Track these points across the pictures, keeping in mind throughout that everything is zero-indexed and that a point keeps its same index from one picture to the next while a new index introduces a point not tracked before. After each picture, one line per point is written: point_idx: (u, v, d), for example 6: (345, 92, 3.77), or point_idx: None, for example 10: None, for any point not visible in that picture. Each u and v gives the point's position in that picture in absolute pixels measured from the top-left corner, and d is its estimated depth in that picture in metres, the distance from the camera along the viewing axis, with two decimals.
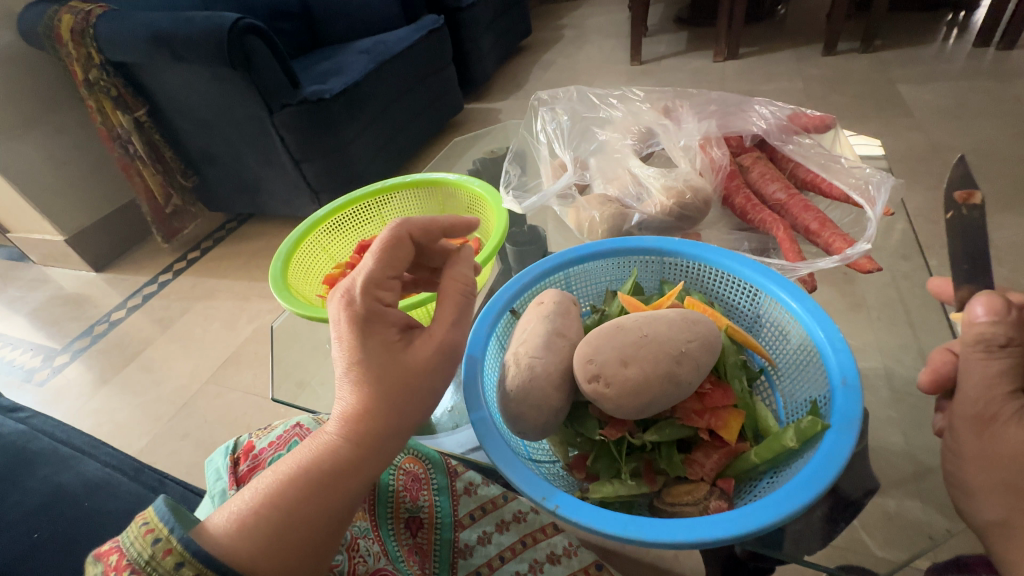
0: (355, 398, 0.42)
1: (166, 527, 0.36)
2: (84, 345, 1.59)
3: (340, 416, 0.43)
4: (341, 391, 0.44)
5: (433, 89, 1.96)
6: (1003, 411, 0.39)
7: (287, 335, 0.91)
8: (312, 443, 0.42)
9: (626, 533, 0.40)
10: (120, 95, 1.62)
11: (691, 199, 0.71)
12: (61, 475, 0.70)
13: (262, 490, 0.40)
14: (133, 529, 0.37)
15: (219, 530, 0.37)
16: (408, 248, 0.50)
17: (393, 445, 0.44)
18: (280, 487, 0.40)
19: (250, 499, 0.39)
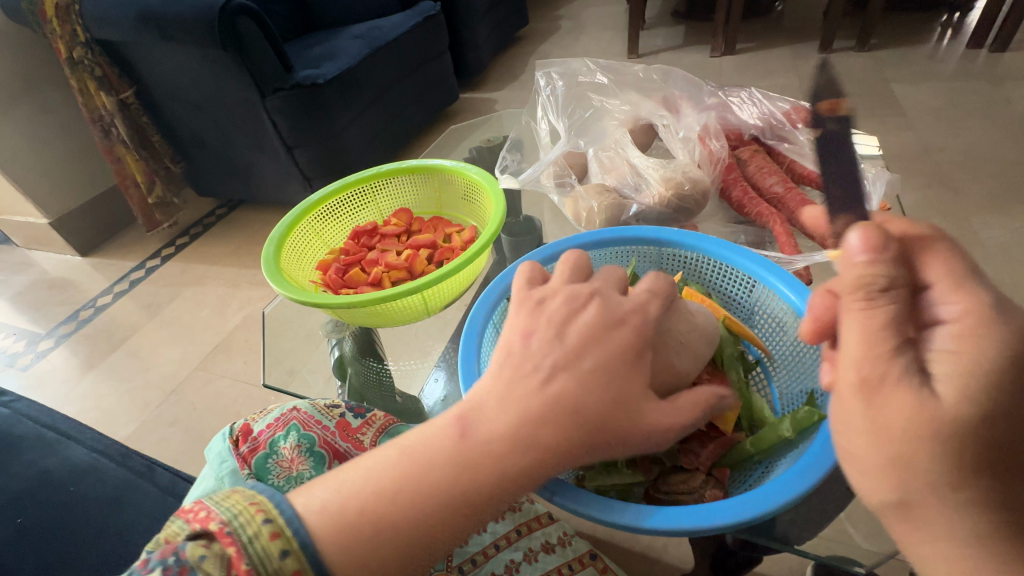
0: (511, 418, 0.35)
1: (276, 509, 0.34)
2: (69, 330, 1.56)
3: (489, 435, 0.35)
4: (505, 406, 0.36)
5: (429, 78, 1.94)
6: (892, 371, 0.31)
7: (279, 322, 0.89)
8: (449, 453, 0.35)
9: (625, 519, 0.40)
10: (105, 75, 1.59)
11: (689, 191, 0.71)
12: (47, 461, 0.69)
13: (381, 490, 0.34)
14: (238, 501, 0.35)
15: (327, 517, 0.34)
16: (646, 280, 0.45)
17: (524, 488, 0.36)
18: (397, 497, 0.34)
19: (367, 489, 0.35)
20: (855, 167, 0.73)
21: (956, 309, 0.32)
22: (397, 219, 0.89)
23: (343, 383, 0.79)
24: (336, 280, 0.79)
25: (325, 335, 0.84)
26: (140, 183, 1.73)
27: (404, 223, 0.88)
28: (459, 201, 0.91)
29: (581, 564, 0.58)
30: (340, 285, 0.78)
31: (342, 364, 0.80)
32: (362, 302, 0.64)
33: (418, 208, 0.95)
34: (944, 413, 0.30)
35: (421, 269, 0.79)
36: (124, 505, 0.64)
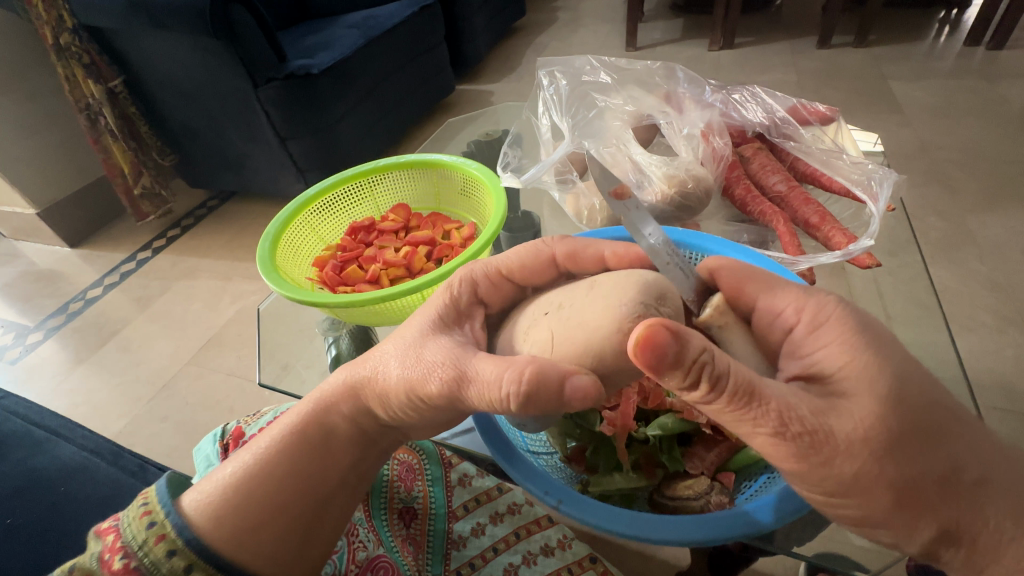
0: (352, 384, 0.44)
1: (161, 512, 0.41)
2: (58, 323, 1.53)
3: (337, 398, 0.45)
4: (345, 376, 0.45)
5: (425, 69, 1.91)
6: (798, 412, 0.34)
7: (275, 317, 0.88)
8: (313, 417, 0.45)
9: (639, 532, 0.40)
10: (93, 63, 1.55)
11: (692, 188, 0.71)
12: (36, 459, 0.68)
13: (259, 460, 0.44)
14: (132, 510, 0.42)
15: (208, 511, 0.42)
16: (547, 272, 0.50)
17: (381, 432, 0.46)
18: (273, 459, 0.44)
19: (248, 467, 0.44)
20: (864, 165, 0.72)
21: (809, 316, 0.39)
22: (395, 216, 0.87)
23: None
24: (333, 277, 0.77)
25: (322, 331, 0.82)
26: (127, 173, 1.69)
27: (402, 218, 0.87)
28: (457, 197, 0.90)
29: (581, 568, 0.58)
30: (338, 282, 0.77)
31: (340, 364, 0.76)
32: (360, 302, 0.63)
33: (416, 203, 0.93)
34: (868, 414, 0.33)
35: (419, 266, 0.78)
36: (117, 504, 0.63)
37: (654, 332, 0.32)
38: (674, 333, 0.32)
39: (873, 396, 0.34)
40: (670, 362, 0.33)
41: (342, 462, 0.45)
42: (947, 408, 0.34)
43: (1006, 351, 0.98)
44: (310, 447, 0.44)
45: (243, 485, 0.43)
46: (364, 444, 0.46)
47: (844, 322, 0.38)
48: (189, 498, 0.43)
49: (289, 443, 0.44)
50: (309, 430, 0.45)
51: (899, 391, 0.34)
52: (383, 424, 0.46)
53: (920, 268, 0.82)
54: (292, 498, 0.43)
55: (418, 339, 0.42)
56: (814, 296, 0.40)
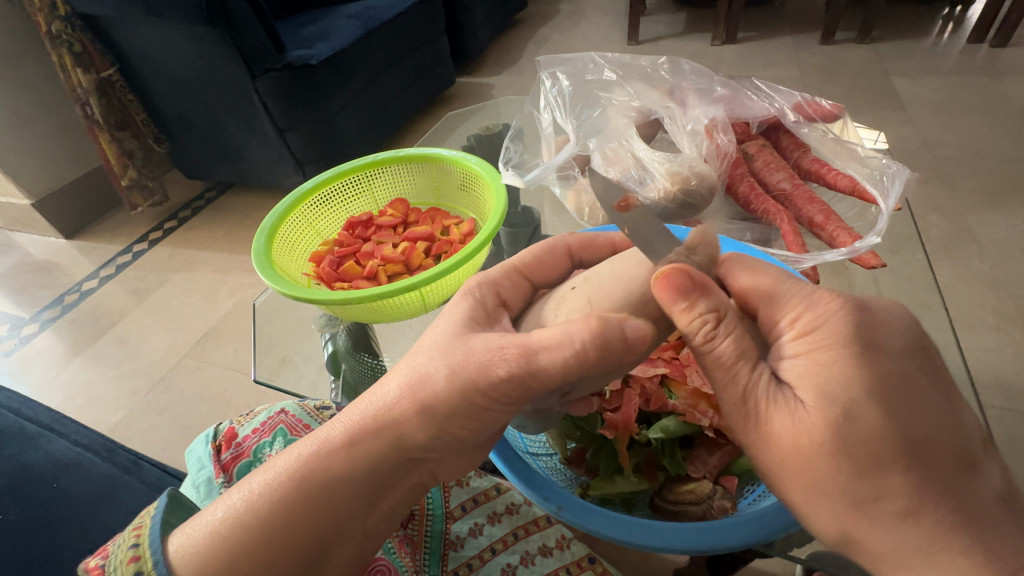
0: (370, 419, 0.41)
1: (148, 558, 0.40)
2: (54, 314, 1.52)
3: (347, 437, 0.41)
4: (358, 413, 0.42)
5: (425, 61, 1.89)
6: (757, 395, 0.37)
7: (271, 311, 0.86)
8: (317, 458, 0.41)
9: (635, 539, 0.42)
10: (85, 52, 1.53)
11: (696, 186, 0.69)
12: (29, 455, 0.67)
13: (256, 502, 0.41)
14: (122, 549, 0.41)
15: (197, 556, 0.40)
16: (563, 262, 0.51)
17: (397, 470, 0.42)
18: (268, 507, 0.40)
19: (241, 510, 0.41)
20: (880, 159, 0.72)
21: (802, 324, 0.37)
22: (393, 210, 0.86)
23: (337, 379, 0.76)
24: (329, 272, 0.76)
25: (318, 327, 0.82)
26: (115, 165, 1.66)
27: (400, 213, 0.86)
28: (456, 191, 0.89)
29: (579, 568, 0.57)
30: (335, 277, 0.76)
31: (337, 360, 0.77)
32: (357, 298, 0.62)
33: (415, 198, 0.92)
34: (809, 423, 0.34)
35: (417, 262, 0.77)
36: (109, 501, 0.63)
37: (676, 275, 0.37)
38: (695, 280, 0.37)
39: (822, 412, 0.34)
40: (685, 303, 0.37)
41: (354, 503, 0.42)
42: (911, 442, 0.33)
43: (1005, 350, 0.98)
44: (319, 490, 0.41)
45: (240, 524, 0.40)
46: (381, 482, 0.42)
47: (836, 335, 0.35)
48: (176, 541, 0.41)
49: (293, 485, 0.41)
50: (308, 476, 0.41)
51: (854, 415, 0.33)
52: (406, 460, 0.42)
53: (922, 267, 0.81)
54: (293, 545, 0.40)
55: (452, 344, 0.40)
56: (820, 297, 0.38)
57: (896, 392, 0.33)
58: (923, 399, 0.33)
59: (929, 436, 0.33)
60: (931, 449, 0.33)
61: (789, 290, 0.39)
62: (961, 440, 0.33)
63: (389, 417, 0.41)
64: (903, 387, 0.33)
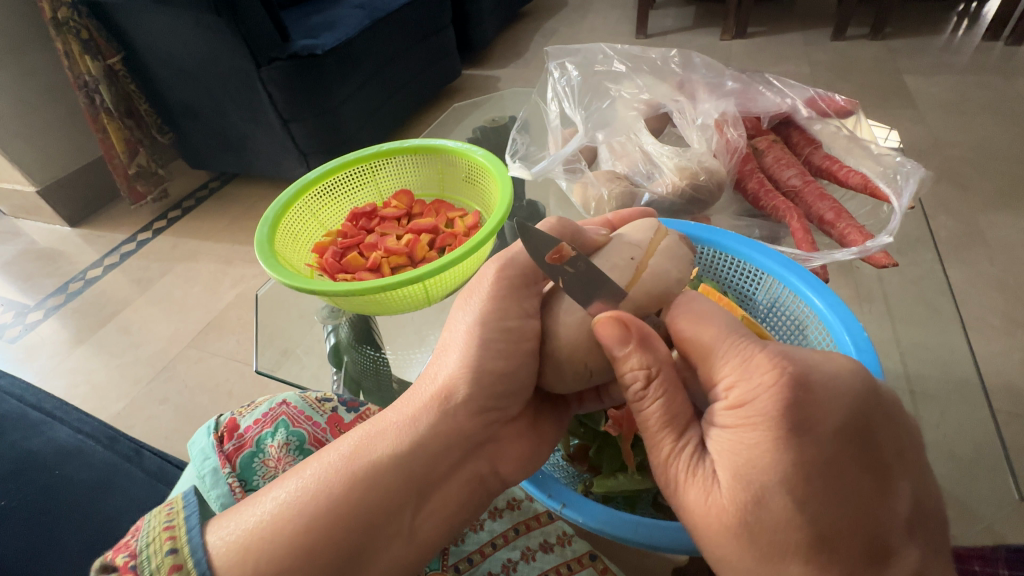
0: (435, 395, 0.44)
1: (184, 535, 0.38)
2: (58, 302, 1.52)
3: (407, 416, 0.43)
4: (421, 393, 0.44)
5: (432, 52, 1.87)
6: (679, 461, 0.37)
7: (273, 303, 0.86)
8: (379, 435, 0.43)
9: (637, 536, 0.43)
10: (91, 39, 1.52)
11: (704, 181, 0.68)
12: (31, 442, 0.67)
13: (313, 479, 0.40)
14: (155, 524, 0.39)
15: (243, 539, 0.38)
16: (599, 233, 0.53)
17: (455, 450, 0.44)
18: (329, 485, 0.40)
19: (298, 490, 0.40)
20: (894, 157, 0.70)
21: (734, 395, 0.35)
22: (397, 202, 0.85)
23: (338, 371, 0.76)
24: (332, 264, 0.76)
25: (321, 319, 0.81)
26: (122, 153, 1.67)
27: (404, 205, 0.85)
28: (461, 183, 0.88)
29: (580, 564, 0.56)
30: (338, 268, 0.76)
31: (339, 352, 0.77)
32: (360, 290, 0.62)
33: (420, 189, 0.91)
34: (722, 503, 0.34)
35: (421, 254, 0.77)
36: (110, 490, 0.62)
37: (612, 322, 0.41)
38: (641, 332, 0.40)
39: (734, 497, 0.33)
40: (620, 352, 0.40)
41: (409, 488, 0.41)
42: (823, 536, 0.32)
43: (1013, 353, 0.97)
44: (379, 470, 0.41)
45: (289, 520, 0.38)
46: (438, 469, 0.43)
47: (769, 414, 0.33)
48: (217, 536, 0.38)
49: (350, 470, 0.41)
50: (369, 456, 0.41)
51: (765, 503, 0.32)
52: (467, 437, 0.44)
53: (932, 268, 0.79)
54: (347, 530, 0.39)
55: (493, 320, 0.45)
56: (759, 363, 0.35)
57: (824, 484, 0.31)
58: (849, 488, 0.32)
59: (847, 526, 0.32)
60: (841, 542, 0.32)
61: (729, 347, 0.37)
62: (885, 530, 0.32)
63: (450, 390, 0.44)
64: (832, 477, 0.32)
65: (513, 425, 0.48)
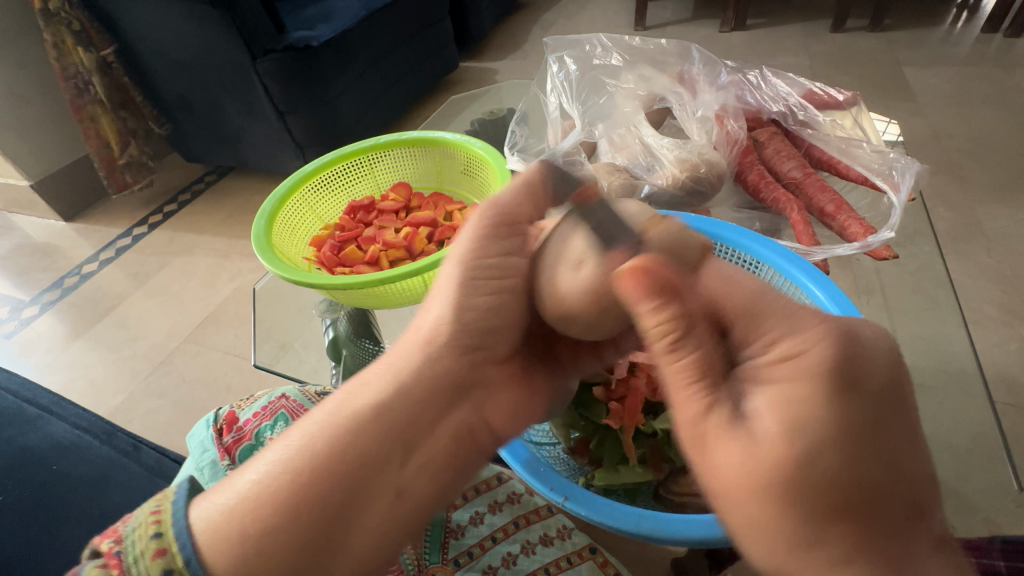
0: (418, 345, 0.44)
1: (168, 521, 0.37)
2: (54, 297, 1.52)
3: (389, 369, 0.43)
4: (403, 349, 0.45)
5: (429, 44, 1.85)
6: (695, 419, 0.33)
7: (271, 297, 0.86)
8: (362, 388, 0.42)
9: (640, 530, 0.43)
10: (83, 30, 1.50)
11: (705, 173, 0.68)
12: (27, 437, 0.66)
13: (296, 438, 0.40)
14: (140, 513, 0.38)
15: (230, 510, 0.37)
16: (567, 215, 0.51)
17: (440, 390, 0.43)
18: (313, 439, 0.39)
19: (283, 449, 0.39)
20: (885, 153, 0.69)
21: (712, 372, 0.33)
22: (395, 195, 0.85)
23: (336, 365, 0.75)
24: (330, 257, 0.75)
25: (319, 313, 0.81)
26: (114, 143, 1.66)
27: (402, 198, 0.84)
28: (460, 176, 0.87)
29: (580, 558, 0.57)
30: (336, 261, 0.75)
31: (338, 346, 0.75)
32: (358, 283, 0.61)
33: (418, 182, 0.91)
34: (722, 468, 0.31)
35: (420, 247, 0.76)
36: (108, 485, 0.62)
37: (640, 272, 0.33)
38: (663, 280, 0.33)
39: (780, 457, 0.28)
40: (647, 305, 0.33)
41: (394, 436, 0.41)
42: (852, 505, 0.27)
43: (1010, 345, 0.97)
44: (361, 424, 0.40)
45: (274, 480, 0.38)
46: (422, 413, 0.42)
47: (815, 369, 0.28)
48: (199, 510, 0.38)
49: (332, 425, 0.40)
50: (349, 410, 0.41)
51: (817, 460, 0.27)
52: (451, 384, 0.44)
53: (931, 260, 0.79)
54: (333, 487, 0.38)
55: (473, 289, 0.45)
56: (808, 330, 0.31)
57: (858, 448, 0.27)
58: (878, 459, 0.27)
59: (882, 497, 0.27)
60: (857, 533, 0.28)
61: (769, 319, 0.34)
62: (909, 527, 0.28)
63: (433, 335, 0.45)
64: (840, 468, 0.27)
65: (504, 367, 0.48)
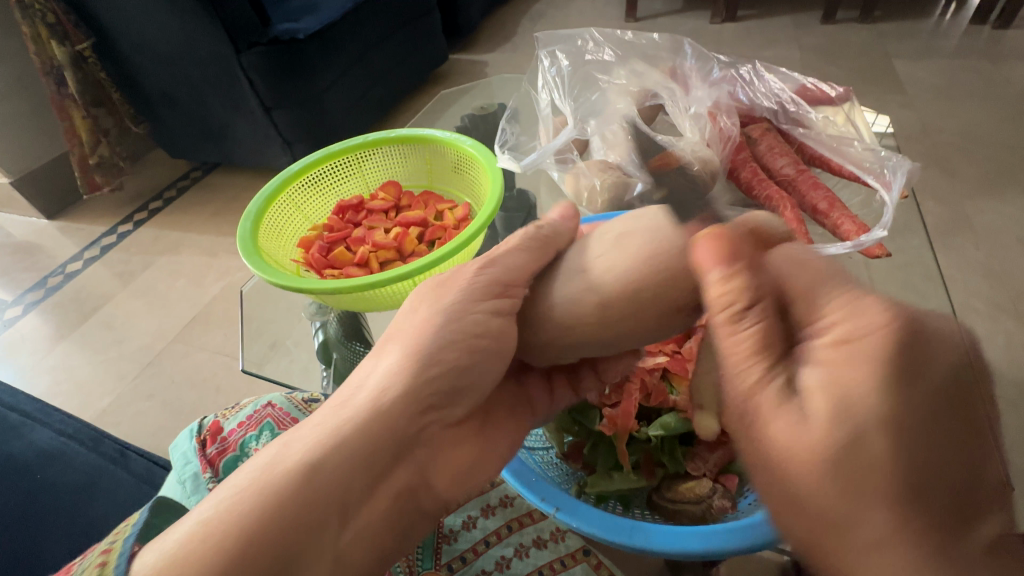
0: (368, 402, 0.41)
1: (110, 564, 0.37)
2: (37, 297, 1.49)
3: (330, 427, 0.40)
4: (349, 406, 0.42)
5: (418, 37, 1.82)
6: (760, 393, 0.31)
7: (259, 298, 0.84)
8: (301, 446, 0.39)
9: (633, 543, 0.43)
10: (58, 23, 1.45)
11: (697, 170, 0.65)
12: (9, 445, 0.65)
13: (225, 498, 0.36)
14: (93, 553, 0.39)
15: (154, 567, 0.34)
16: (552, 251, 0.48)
17: (382, 455, 0.41)
18: (244, 503, 0.36)
19: (212, 511, 0.36)
20: (877, 151, 0.69)
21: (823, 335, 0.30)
22: (384, 194, 0.83)
23: (327, 368, 0.75)
24: (318, 259, 0.74)
25: (308, 316, 0.80)
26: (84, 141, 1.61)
27: (392, 197, 0.83)
28: (451, 174, 0.86)
29: (574, 560, 0.56)
30: (324, 264, 0.74)
31: (328, 348, 0.74)
32: (347, 287, 0.60)
33: (408, 180, 0.89)
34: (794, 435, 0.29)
35: (410, 248, 0.75)
36: (94, 493, 0.61)
37: (724, 239, 0.35)
38: (746, 253, 0.34)
39: (869, 449, 0.26)
40: (724, 271, 0.34)
41: (330, 502, 0.38)
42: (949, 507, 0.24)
43: (997, 337, 0.98)
44: (298, 488, 0.37)
45: (197, 544, 0.35)
46: (362, 477, 0.40)
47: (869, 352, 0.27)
48: (140, 563, 0.35)
49: (265, 487, 0.37)
50: (288, 470, 0.38)
51: (863, 442, 0.26)
52: (398, 442, 0.42)
53: (920, 254, 0.80)
54: (262, 553, 0.35)
55: (469, 306, 0.45)
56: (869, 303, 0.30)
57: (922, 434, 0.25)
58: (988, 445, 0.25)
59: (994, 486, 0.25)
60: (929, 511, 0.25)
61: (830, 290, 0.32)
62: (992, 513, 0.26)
63: (380, 391, 0.42)
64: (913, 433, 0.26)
65: (454, 429, 0.46)
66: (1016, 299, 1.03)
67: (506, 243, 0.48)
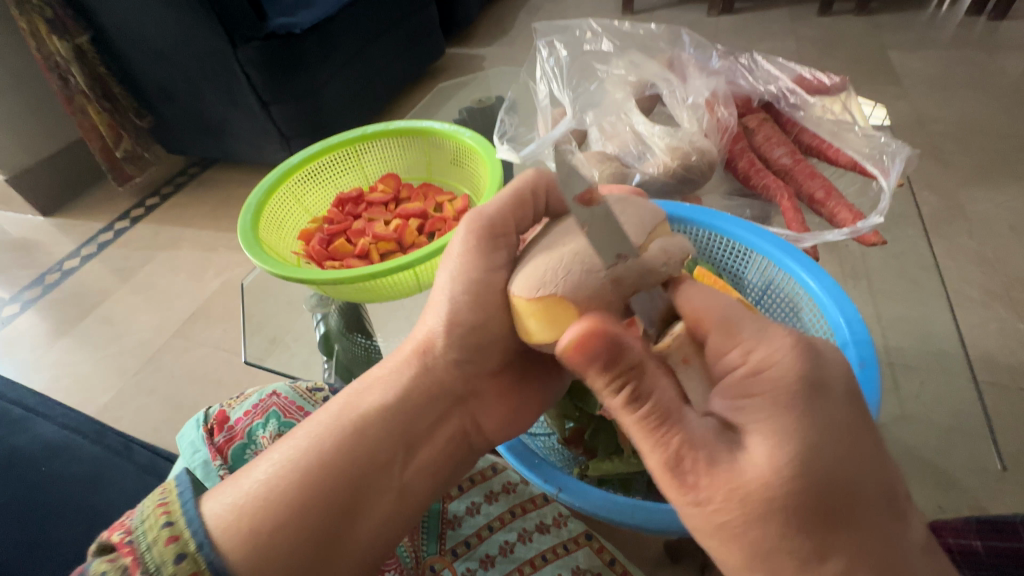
0: (419, 358, 0.47)
1: (179, 511, 0.37)
2: (36, 294, 1.48)
3: (389, 380, 0.46)
4: (404, 362, 0.47)
5: (414, 30, 1.82)
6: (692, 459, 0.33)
7: (260, 290, 0.84)
8: (366, 396, 0.45)
9: (634, 520, 0.44)
10: (57, 18, 1.44)
11: (696, 161, 0.68)
12: (15, 438, 0.65)
13: (305, 439, 0.41)
14: (149, 502, 0.38)
15: (240, 505, 0.38)
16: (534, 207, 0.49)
17: (436, 402, 0.47)
18: (322, 442, 0.41)
19: (293, 450, 0.41)
20: (876, 139, 0.71)
21: (755, 359, 0.34)
22: (383, 186, 0.83)
23: (328, 360, 0.75)
24: (318, 251, 0.74)
25: (310, 308, 0.80)
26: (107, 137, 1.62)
27: (391, 189, 0.83)
28: (450, 166, 0.86)
29: (576, 544, 0.58)
30: (323, 253, 0.74)
31: (329, 340, 0.76)
32: (348, 279, 0.60)
33: (407, 172, 0.89)
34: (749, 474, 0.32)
35: (410, 240, 0.75)
36: (100, 484, 0.61)
37: (581, 337, 0.34)
38: (610, 342, 0.34)
39: (753, 472, 0.32)
40: (599, 366, 0.34)
41: (391, 443, 0.44)
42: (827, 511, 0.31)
43: (991, 325, 0.99)
44: (366, 428, 0.43)
45: (281, 477, 0.39)
46: (418, 423, 0.46)
47: (784, 383, 0.32)
48: (211, 506, 0.38)
49: (337, 428, 0.42)
50: (357, 416, 0.43)
51: (783, 475, 0.31)
52: (451, 392, 0.47)
53: (916, 243, 0.80)
54: (341, 483, 0.41)
55: (478, 267, 0.45)
56: (776, 331, 0.34)
57: (830, 453, 0.31)
58: (810, 490, 0.31)
59: (846, 504, 0.31)
60: (849, 516, 0.31)
61: (740, 323, 0.36)
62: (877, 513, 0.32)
63: (428, 344, 0.47)
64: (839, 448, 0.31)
65: (497, 380, 0.50)
66: (1009, 288, 1.04)
67: (496, 199, 0.47)
